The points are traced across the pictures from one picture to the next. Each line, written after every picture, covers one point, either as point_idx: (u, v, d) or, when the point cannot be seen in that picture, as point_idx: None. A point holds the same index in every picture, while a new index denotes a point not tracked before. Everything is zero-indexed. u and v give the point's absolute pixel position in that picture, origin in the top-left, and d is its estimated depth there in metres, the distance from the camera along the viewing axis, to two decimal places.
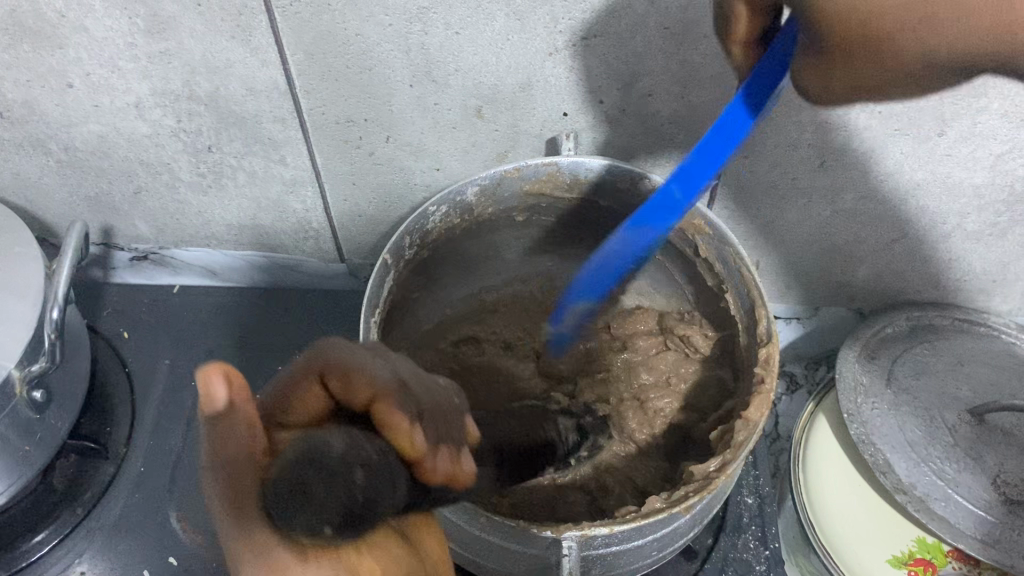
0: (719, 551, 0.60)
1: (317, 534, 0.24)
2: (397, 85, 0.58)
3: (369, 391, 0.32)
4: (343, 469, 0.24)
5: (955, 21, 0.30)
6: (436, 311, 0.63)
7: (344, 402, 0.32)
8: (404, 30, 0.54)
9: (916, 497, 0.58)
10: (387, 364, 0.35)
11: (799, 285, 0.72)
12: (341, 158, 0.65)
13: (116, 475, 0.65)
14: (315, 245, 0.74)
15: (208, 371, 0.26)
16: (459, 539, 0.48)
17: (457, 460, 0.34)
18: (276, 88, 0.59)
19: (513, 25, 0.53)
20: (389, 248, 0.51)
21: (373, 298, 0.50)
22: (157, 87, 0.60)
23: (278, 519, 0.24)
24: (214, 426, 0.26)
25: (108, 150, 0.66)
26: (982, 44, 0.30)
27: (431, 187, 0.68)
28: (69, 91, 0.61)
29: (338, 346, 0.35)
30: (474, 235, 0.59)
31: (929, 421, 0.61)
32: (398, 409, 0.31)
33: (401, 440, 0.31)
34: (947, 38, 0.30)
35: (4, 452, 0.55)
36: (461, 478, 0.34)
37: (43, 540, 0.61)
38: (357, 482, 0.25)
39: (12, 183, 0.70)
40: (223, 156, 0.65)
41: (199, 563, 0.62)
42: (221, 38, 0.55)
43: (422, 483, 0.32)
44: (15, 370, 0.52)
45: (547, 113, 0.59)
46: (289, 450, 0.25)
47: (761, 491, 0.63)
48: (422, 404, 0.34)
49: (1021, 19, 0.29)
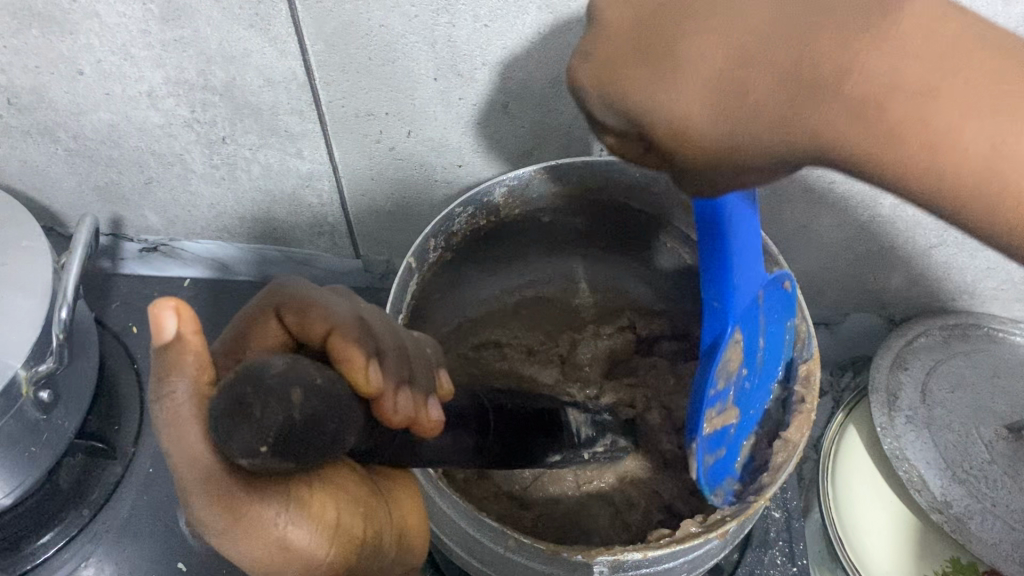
0: (745, 567, 0.58)
1: (256, 462, 0.23)
2: (421, 78, 0.55)
3: (324, 326, 0.35)
4: (285, 390, 0.23)
5: (761, 139, 0.31)
6: (457, 313, 0.61)
7: (301, 337, 0.35)
8: (430, 21, 0.51)
9: (952, 517, 0.56)
10: (346, 311, 0.38)
11: (829, 290, 0.70)
12: (360, 152, 0.62)
13: (124, 475, 0.63)
14: (329, 241, 0.72)
15: (159, 306, 0.27)
16: (482, 558, 0.46)
17: (415, 406, 0.34)
18: (294, 79, 0.56)
19: (546, 19, 0.50)
20: (413, 252, 0.49)
21: (396, 304, 0.48)
22: (171, 76, 0.58)
23: (226, 443, 0.23)
24: (162, 356, 0.27)
25: (118, 139, 0.64)
26: (780, 147, 0.31)
27: (452, 184, 0.65)
28: (79, 78, 0.59)
29: (294, 289, 0.37)
30: (498, 237, 0.57)
31: (965, 436, 0.60)
32: (351, 344, 0.34)
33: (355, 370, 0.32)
34: (755, 149, 0.31)
35: (10, 453, 0.53)
36: (420, 423, 0.35)
37: (48, 542, 0.59)
38: (299, 407, 0.23)
39: (19, 171, 0.68)
40: (237, 148, 0.63)
41: (208, 568, 0.60)
42: (239, 27, 0.53)
43: (381, 422, 0.32)
44: (21, 370, 0.50)
45: (577, 111, 0.56)
46: (230, 386, 0.23)
47: (789, 505, 0.61)
48: (377, 349, 0.36)
49: (807, 122, 0.30)
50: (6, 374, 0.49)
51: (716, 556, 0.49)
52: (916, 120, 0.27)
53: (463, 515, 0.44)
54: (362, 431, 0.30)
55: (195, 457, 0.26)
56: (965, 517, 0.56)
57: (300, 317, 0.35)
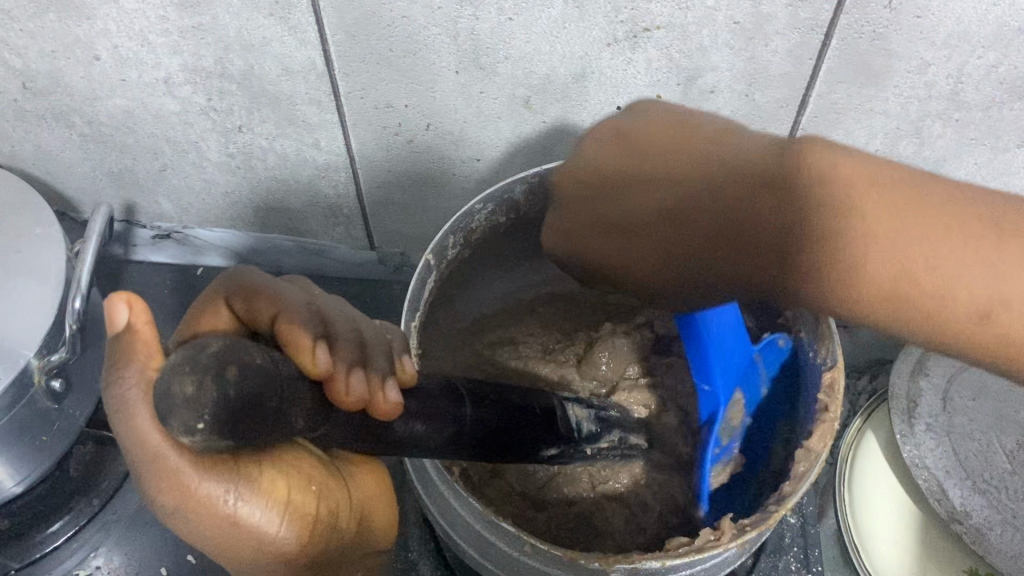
0: (759, 572, 0.57)
1: (196, 438, 0.25)
2: (442, 71, 0.55)
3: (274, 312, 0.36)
4: (218, 365, 0.24)
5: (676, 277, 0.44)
6: (472, 310, 0.60)
7: (251, 322, 0.36)
8: (454, 14, 0.50)
9: (970, 528, 0.56)
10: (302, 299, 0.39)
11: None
12: (377, 144, 0.62)
13: (134, 465, 0.63)
14: (343, 232, 0.72)
15: (113, 298, 0.29)
16: (496, 561, 0.46)
17: (375, 386, 0.35)
18: (313, 70, 0.56)
19: (572, 13, 0.49)
20: (431, 248, 0.49)
21: (414, 301, 0.47)
22: (188, 64, 0.57)
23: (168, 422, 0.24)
24: (116, 344, 0.29)
25: (134, 125, 0.63)
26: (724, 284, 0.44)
27: (470, 179, 0.64)
28: (95, 63, 0.58)
29: (252, 273, 0.38)
30: (517, 233, 0.56)
31: (986, 446, 0.58)
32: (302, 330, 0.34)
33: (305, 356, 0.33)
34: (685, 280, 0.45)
35: (21, 441, 0.53)
36: (382, 408, 0.35)
37: (57, 531, 0.59)
38: (234, 382, 0.25)
39: (33, 155, 0.68)
40: (254, 137, 0.62)
41: (218, 561, 0.60)
42: (259, 15, 0.52)
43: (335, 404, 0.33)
44: (34, 358, 0.50)
45: (600, 107, 0.56)
46: (173, 363, 0.25)
47: (804, 510, 0.60)
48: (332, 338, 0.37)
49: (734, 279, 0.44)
50: (19, 363, 0.49)
51: (730, 564, 0.48)
52: (911, 271, 0.37)
53: (478, 518, 0.43)
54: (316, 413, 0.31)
55: (151, 438, 0.28)
56: (985, 528, 0.55)
57: (249, 302, 0.36)
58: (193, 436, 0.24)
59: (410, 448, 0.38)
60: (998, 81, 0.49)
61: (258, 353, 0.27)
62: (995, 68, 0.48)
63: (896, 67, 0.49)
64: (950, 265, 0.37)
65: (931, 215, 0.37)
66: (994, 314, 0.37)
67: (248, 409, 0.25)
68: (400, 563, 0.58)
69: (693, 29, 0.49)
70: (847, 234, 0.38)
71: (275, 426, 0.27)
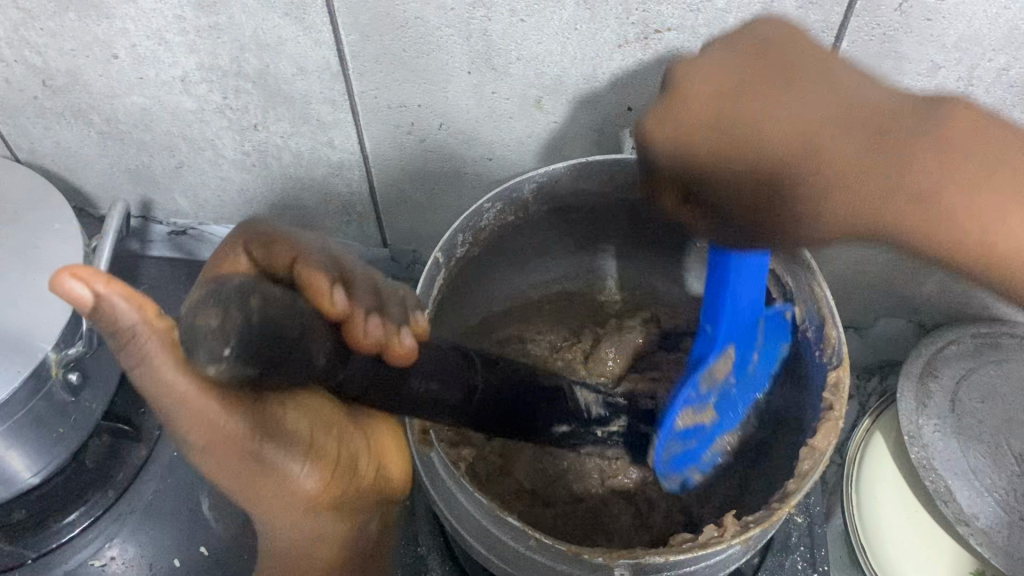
0: (765, 571, 0.58)
1: (233, 370, 0.29)
2: (454, 71, 0.55)
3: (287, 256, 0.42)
4: (241, 301, 0.29)
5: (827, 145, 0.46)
6: (484, 308, 0.61)
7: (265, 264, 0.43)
8: (466, 15, 0.51)
9: (977, 529, 0.55)
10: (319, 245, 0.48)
11: (860, 295, 0.69)
12: (390, 143, 0.62)
13: (148, 458, 0.64)
14: (356, 230, 0.72)
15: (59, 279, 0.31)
16: (503, 556, 0.46)
17: (394, 332, 0.40)
18: (328, 69, 0.56)
19: (583, 14, 0.50)
20: (441, 246, 0.49)
21: (424, 297, 0.48)
22: (205, 62, 0.58)
23: (207, 363, 0.29)
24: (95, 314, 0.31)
25: (151, 123, 0.64)
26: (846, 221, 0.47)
27: (481, 178, 0.65)
28: (114, 61, 0.59)
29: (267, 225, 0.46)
30: (527, 232, 0.57)
31: (994, 448, 0.59)
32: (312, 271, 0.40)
33: (322, 299, 0.39)
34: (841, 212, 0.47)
35: (37, 433, 0.54)
36: (402, 351, 0.40)
37: (73, 522, 0.60)
38: (254, 317, 0.29)
39: (52, 152, 0.69)
40: (269, 135, 0.63)
41: (230, 554, 0.60)
42: (275, 15, 0.53)
43: (351, 344, 0.38)
44: (52, 352, 0.51)
45: (611, 107, 0.56)
46: (195, 307, 0.29)
47: (812, 510, 0.61)
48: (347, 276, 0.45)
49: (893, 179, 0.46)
50: (38, 356, 0.50)
51: (735, 561, 0.48)
52: (926, 205, 0.46)
53: (485, 512, 0.44)
54: (336, 356, 0.36)
55: (173, 386, 0.33)
56: (991, 530, 0.55)
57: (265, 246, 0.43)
58: (217, 364, 0.29)
59: (414, 408, 0.42)
60: (1008, 83, 0.49)
61: (279, 293, 0.32)
62: (1005, 70, 0.48)
63: (907, 69, 0.50)
64: (971, 189, 0.45)
65: (883, 166, 0.46)
66: (995, 241, 0.46)
67: (274, 341, 0.30)
68: (410, 557, 0.58)
69: (704, 31, 0.49)
70: (837, 155, 0.46)
71: (293, 359, 0.32)
